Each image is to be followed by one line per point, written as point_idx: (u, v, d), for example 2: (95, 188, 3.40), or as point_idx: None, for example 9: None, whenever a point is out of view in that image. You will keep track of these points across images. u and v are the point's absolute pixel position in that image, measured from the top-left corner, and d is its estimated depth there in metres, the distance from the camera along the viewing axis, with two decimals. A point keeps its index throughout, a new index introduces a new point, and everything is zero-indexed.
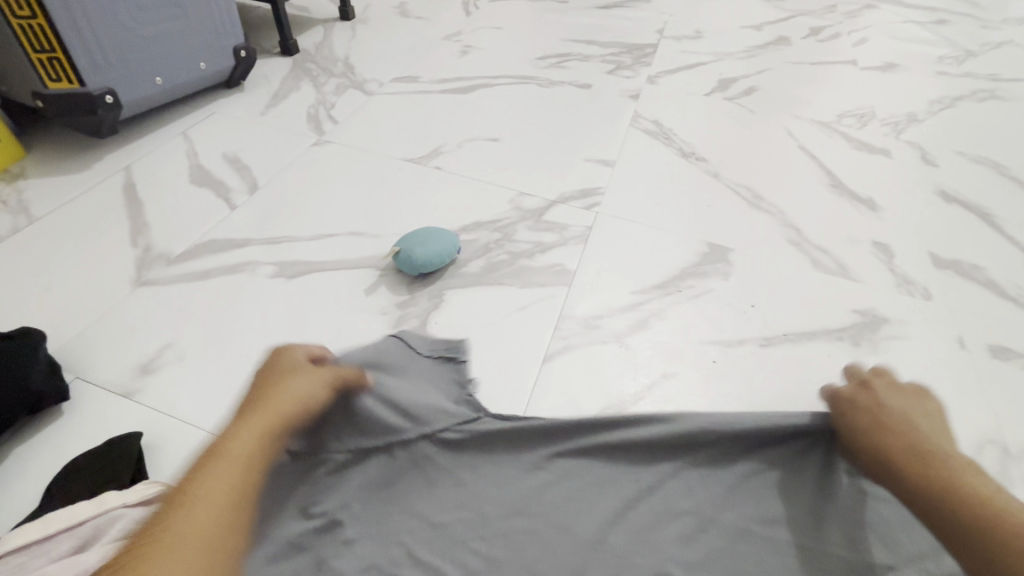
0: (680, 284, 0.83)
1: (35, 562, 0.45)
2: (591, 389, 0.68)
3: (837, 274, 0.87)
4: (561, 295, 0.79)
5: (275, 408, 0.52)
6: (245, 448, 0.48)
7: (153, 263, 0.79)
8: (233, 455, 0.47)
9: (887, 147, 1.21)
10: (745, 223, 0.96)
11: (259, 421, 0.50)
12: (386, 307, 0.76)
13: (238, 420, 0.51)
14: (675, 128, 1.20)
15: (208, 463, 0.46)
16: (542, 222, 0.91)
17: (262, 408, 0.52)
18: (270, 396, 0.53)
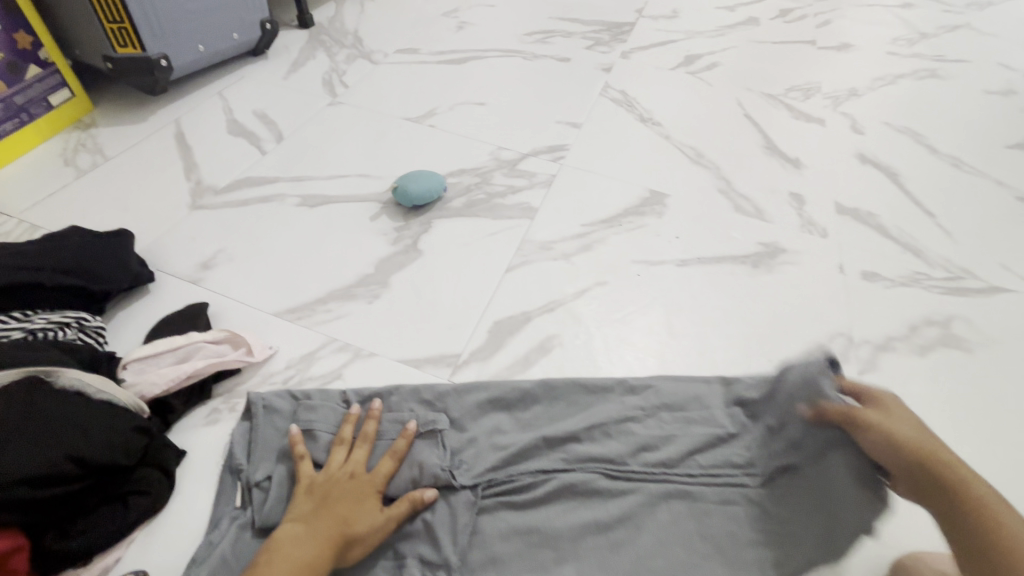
0: (621, 220, 1.03)
1: (150, 368, 0.67)
2: (541, 290, 0.89)
3: (752, 216, 1.08)
4: (524, 225, 1.00)
5: (341, 517, 0.56)
6: (309, 544, 0.53)
7: (204, 193, 1.00)
8: (291, 559, 0.52)
9: (823, 117, 1.39)
10: (684, 175, 1.16)
11: (343, 517, 0.56)
12: (386, 229, 0.96)
13: (300, 524, 0.55)
14: (639, 97, 1.39)
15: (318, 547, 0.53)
16: (515, 171, 1.12)
17: (341, 495, 0.58)
18: (353, 498, 0.58)
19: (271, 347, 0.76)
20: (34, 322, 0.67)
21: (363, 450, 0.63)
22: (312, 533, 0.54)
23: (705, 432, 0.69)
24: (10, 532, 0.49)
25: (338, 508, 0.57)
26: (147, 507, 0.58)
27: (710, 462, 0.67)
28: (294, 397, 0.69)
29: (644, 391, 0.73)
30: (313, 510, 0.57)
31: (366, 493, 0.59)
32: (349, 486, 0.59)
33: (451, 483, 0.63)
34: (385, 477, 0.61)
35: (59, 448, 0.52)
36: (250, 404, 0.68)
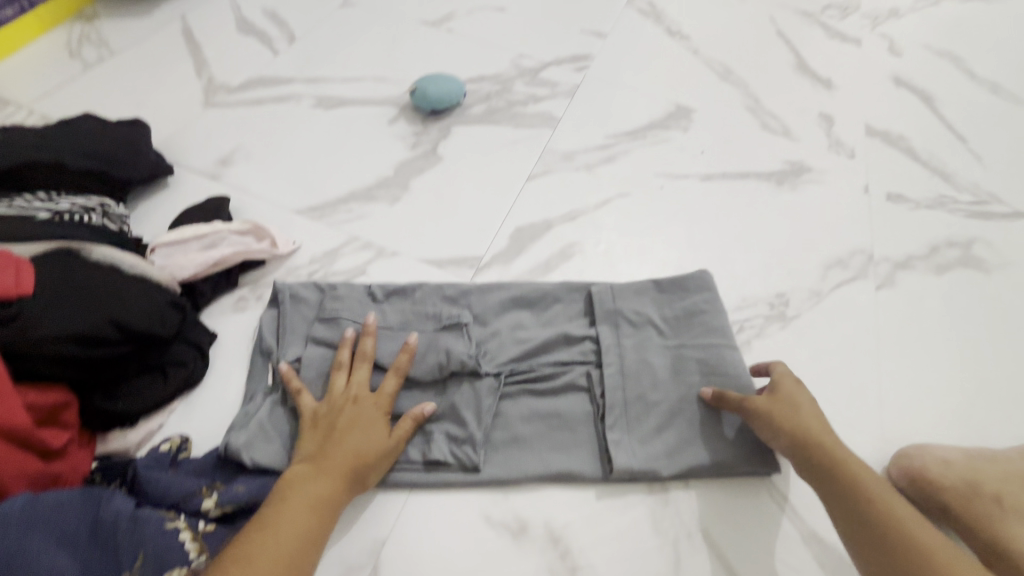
0: (645, 133, 1.00)
1: (178, 253, 0.68)
2: (563, 199, 0.88)
3: (780, 135, 1.05)
4: (546, 134, 0.97)
5: (346, 447, 0.55)
6: (318, 480, 0.52)
7: (217, 91, 0.97)
8: (303, 493, 0.51)
9: (860, 37, 1.32)
10: (712, 91, 1.12)
11: (348, 446, 0.55)
12: (404, 133, 0.94)
13: (308, 459, 0.54)
14: (667, 9, 1.31)
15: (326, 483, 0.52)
16: (537, 80, 1.07)
17: (344, 424, 0.56)
18: (357, 424, 0.57)
19: (295, 243, 0.76)
20: (59, 203, 0.66)
21: (363, 370, 0.61)
22: (320, 467, 0.53)
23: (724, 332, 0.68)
24: (59, 389, 0.51)
25: (342, 437, 0.55)
26: (184, 379, 0.61)
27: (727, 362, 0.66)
28: (321, 289, 0.69)
29: (675, 292, 0.70)
30: (319, 443, 0.55)
31: (370, 416, 0.58)
32: (352, 411, 0.57)
33: (476, 369, 0.65)
34: (389, 397, 0.60)
35: (102, 312, 0.53)
36: (276, 291, 0.68)
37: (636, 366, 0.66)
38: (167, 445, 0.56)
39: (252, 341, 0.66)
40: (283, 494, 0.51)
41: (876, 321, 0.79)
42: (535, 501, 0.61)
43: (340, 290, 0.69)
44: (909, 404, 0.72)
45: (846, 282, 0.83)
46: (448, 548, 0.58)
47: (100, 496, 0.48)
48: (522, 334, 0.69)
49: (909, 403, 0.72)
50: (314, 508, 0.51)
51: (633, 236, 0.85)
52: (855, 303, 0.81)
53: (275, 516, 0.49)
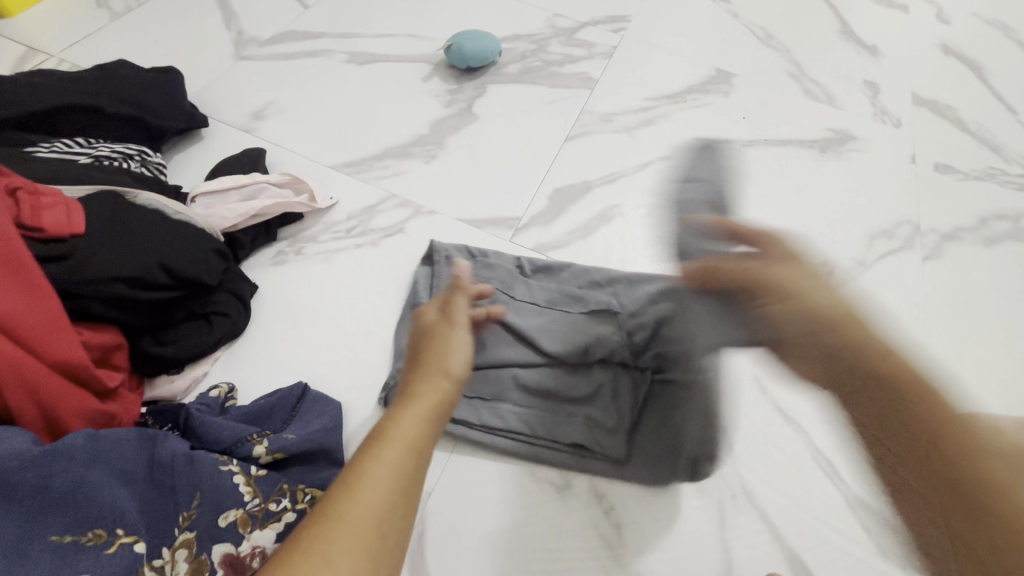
0: (686, 97, 0.97)
1: (218, 203, 0.67)
2: (602, 161, 0.86)
3: (824, 102, 1.01)
4: (584, 95, 0.94)
5: (441, 377, 0.48)
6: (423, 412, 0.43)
7: (246, 44, 0.94)
8: (408, 424, 0.42)
9: (907, 3, 1.26)
10: (754, 56, 1.08)
11: (440, 377, 0.48)
12: (439, 91, 0.91)
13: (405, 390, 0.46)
14: None
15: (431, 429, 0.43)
16: (573, 39, 1.04)
17: (431, 360, 0.49)
18: (446, 356, 0.50)
19: (333, 199, 0.75)
20: (98, 149, 0.65)
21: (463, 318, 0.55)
22: (418, 399, 0.44)
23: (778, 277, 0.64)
24: (111, 331, 0.52)
25: (439, 367, 0.48)
26: (228, 328, 0.60)
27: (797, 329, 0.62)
28: (471, 255, 0.71)
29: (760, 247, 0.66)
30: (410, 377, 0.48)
31: (456, 350, 0.51)
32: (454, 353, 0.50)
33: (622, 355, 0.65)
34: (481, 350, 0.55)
35: (151, 255, 0.52)
36: (431, 251, 0.70)
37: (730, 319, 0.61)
38: (216, 391, 0.56)
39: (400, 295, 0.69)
40: (380, 428, 0.41)
41: (923, 293, 0.77)
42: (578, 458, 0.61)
43: (492, 259, 0.71)
44: (960, 374, 0.69)
45: (892, 252, 0.81)
46: (491, 500, 0.58)
47: (154, 437, 0.48)
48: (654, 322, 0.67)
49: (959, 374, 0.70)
50: (417, 439, 0.41)
51: None
52: (902, 273, 0.78)
53: (376, 449, 0.39)
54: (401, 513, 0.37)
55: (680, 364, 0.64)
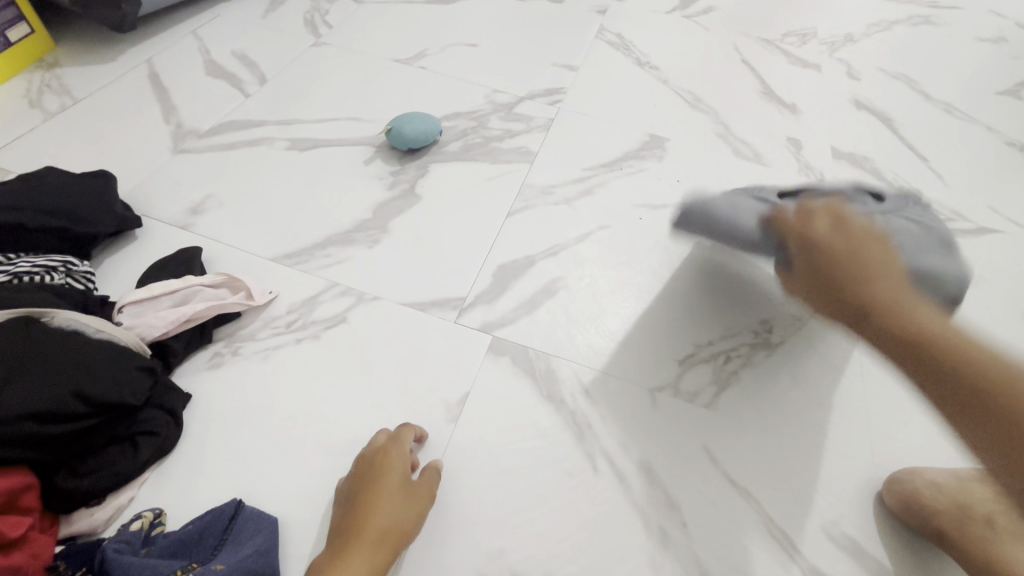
0: (621, 164, 1.01)
1: (148, 311, 0.65)
2: (543, 235, 0.87)
3: (751, 160, 1.07)
4: (524, 170, 0.97)
5: (375, 539, 0.52)
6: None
7: (186, 136, 0.95)
8: None
9: (819, 63, 1.37)
10: (683, 120, 1.14)
11: (368, 542, 0.52)
12: (381, 174, 0.93)
13: (336, 546, 0.52)
14: (635, 40, 1.34)
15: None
16: (512, 114, 1.08)
17: (366, 520, 0.53)
18: (376, 503, 0.54)
19: (271, 292, 0.74)
20: (17, 266, 0.63)
21: (399, 454, 0.58)
22: (353, 561, 0.50)
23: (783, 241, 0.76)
24: (21, 470, 0.49)
25: (365, 525, 0.53)
26: (156, 448, 0.57)
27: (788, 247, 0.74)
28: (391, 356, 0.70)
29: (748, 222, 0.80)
30: (342, 534, 0.53)
31: (390, 500, 0.55)
32: (396, 486, 0.56)
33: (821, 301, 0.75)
34: (403, 465, 0.58)
35: (64, 384, 0.51)
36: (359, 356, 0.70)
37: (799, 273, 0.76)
38: (138, 523, 0.53)
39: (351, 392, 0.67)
40: None
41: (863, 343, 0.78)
42: (528, 554, 0.58)
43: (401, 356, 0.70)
44: (897, 426, 0.71)
45: None
46: None
47: None
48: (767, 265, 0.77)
49: (902, 426, 0.71)
50: None
51: (616, 268, 0.84)
52: None
53: None
54: None
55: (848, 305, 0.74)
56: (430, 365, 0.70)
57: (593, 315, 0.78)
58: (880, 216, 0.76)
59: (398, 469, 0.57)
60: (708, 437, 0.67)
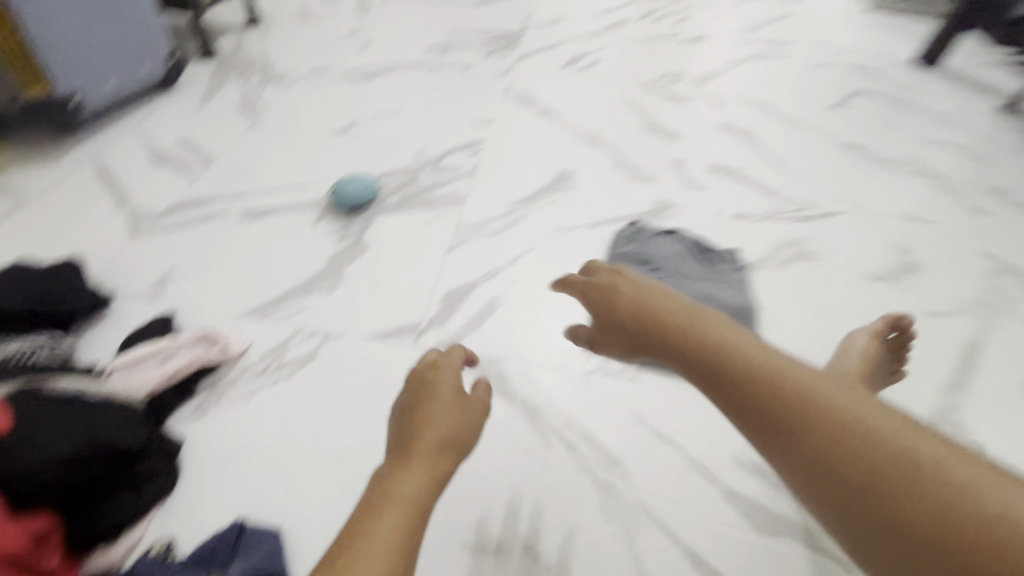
0: (538, 197, 1.19)
1: (136, 371, 0.73)
2: (480, 262, 1.02)
3: (645, 181, 1.28)
4: (456, 211, 1.13)
5: (430, 449, 0.50)
6: (417, 485, 0.47)
7: (143, 219, 1.04)
8: (401, 494, 0.46)
9: (690, 96, 1.64)
10: (586, 155, 1.35)
11: (423, 456, 0.50)
12: (330, 230, 1.05)
13: (395, 463, 0.49)
14: (537, 94, 1.56)
15: (417, 494, 0.47)
16: (439, 166, 1.24)
17: (420, 437, 0.51)
18: (428, 418, 0.53)
19: (246, 342, 0.83)
20: (9, 345, 0.69)
21: (450, 369, 0.58)
22: (413, 469, 0.48)
23: (679, 260, 1.01)
24: (46, 515, 0.56)
25: (418, 440, 0.51)
26: (161, 485, 0.65)
27: (679, 273, 0.98)
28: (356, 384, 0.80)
29: (647, 249, 1.03)
30: (397, 450, 0.50)
31: (445, 412, 0.54)
32: (447, 399, 0.55)
33: (724, 292, 0.96)
34: (451, 378, 0.57)
35: (81, 437, 0.58)
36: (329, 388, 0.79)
37: (697, 274, 0.99)
38: (155, 549, 0.61)
39: (329, 416, 0.76)
40: (377, 502, 0.46)
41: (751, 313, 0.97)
42: (502, 520, 0.69)
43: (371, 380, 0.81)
44: None
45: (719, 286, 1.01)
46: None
47: None
48: (679, 272, 0.98)
49: None
50: (411, 507, 0.46)
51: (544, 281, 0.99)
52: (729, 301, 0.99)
53: (379, 514, 0.45)
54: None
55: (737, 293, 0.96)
56: (398, 384, 0.81)
57: (530, 322, 0.92)
58: (720, 253, 1.04)
59: (450, 393, 0.55)
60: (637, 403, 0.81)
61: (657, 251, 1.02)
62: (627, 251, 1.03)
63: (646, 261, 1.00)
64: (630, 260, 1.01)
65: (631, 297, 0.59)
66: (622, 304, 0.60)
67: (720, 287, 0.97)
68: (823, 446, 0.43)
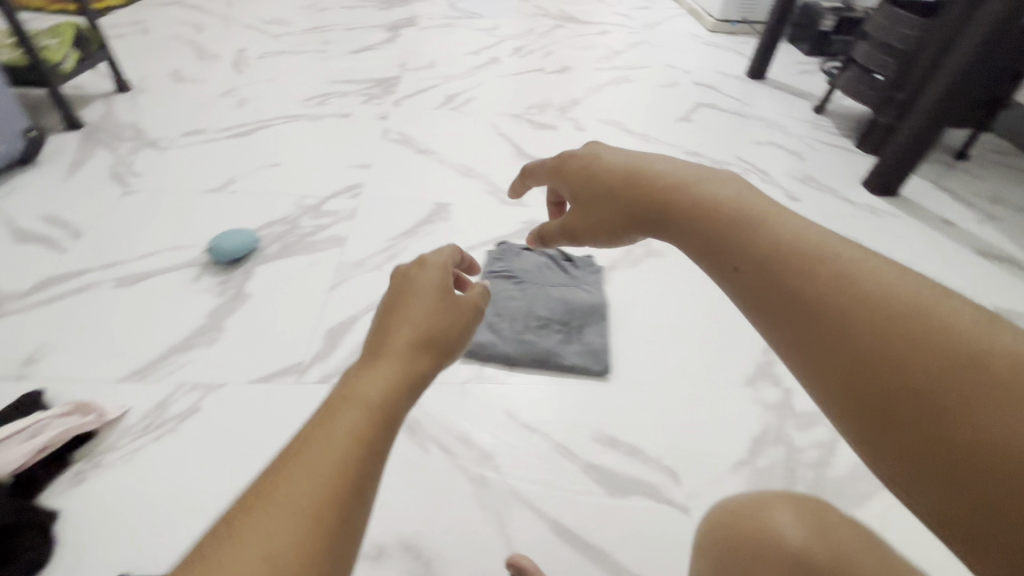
0: (416, 230, 1.28)
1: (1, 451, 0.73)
2: (361, 297, 1.09)
3: (515, 204, 1.41)
4: (337, 252, 1.19)
5: (403, 349, 0.46)
6: (386, 379, 0.43)
7: (6, 299, 1.02)
8: (363, 394, 0.41)
9: (555, 124, 1.83)
10: (461, 186, 1.47)
11: (392, 355, 0.45)
12: (210, 286, 1.08)
13: (365, 359, 0.45)
14: (414, 134, 1.68)
15: (383, 392, 0.42)
16: (320, 212, 1.31)
17: (391, 336, 0.47)
18: (404, 315, 0.49)
19: (125, 407, 0.85)
20: None
21: (435, 271, 0.54)
22: (379, 369, 0.43)
23: (540, 270, 1.14)
24: None
25: (391, 340, 0.46)
26: (33, 555, 0.67)
27: (540, 281, 1.11)
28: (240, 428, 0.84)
29: (511, 264, 1.15)
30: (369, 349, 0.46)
31: (424, 312, 0.49)
32: (427, 298, 0.51)
33: (580, 292, 1.10)
34: (435, 276, 0.53)
35: None
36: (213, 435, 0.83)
37: (556, 280, 1.12)
38: None
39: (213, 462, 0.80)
40: (337, 403, 0.41)
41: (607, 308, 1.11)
42: (386, 528, 0.75)
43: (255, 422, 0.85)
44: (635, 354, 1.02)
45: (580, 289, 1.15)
46: None
47: None
48: (541, 281, 1.11)
49: (636, 353, 1.02)
50: (373, 410, 0.41)
51: None
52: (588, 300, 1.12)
53: (336, 415, 0.40)
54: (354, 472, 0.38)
55: (591, 291, 1.11)
56: (283, 421, 0.85)
57: None
58: (575, 259, 1.19)
59: (429, 296, 0.51)
60: (508, 402, 0.91)
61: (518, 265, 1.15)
62: (494, 269, 1.14)
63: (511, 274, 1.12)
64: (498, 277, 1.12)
65: (615, 170, 0.56)
66: (608, 173, 0.57)
67: (575, 288, 1.11)
68: (816, 292, 0.42)
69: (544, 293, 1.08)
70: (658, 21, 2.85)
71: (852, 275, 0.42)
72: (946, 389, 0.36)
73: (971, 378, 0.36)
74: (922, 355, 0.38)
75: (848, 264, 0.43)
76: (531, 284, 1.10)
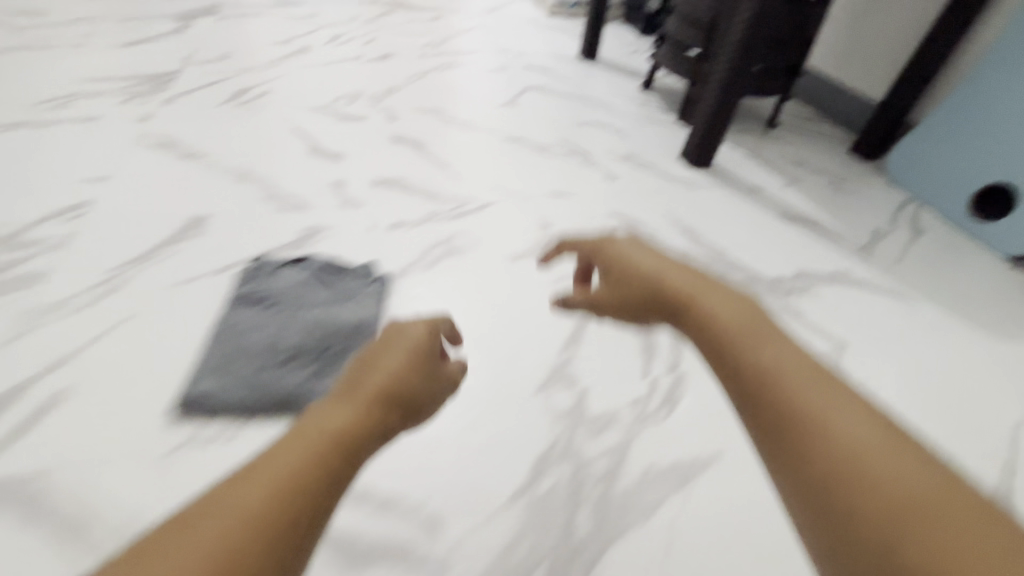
0: (153, 253, 1.03)
1: None
2: (47, 353, 0.83)
3: (295, 209, 1.20)
4: (26, 297, 0.91)
5: (367, 394, 0.44)
6: (345, 422, 0.41)
7: None
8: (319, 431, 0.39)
9: (364, 115, 1.63)
10: (230, 194, 1.22)
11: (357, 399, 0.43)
12: None
13: (337, 396, 0.44)
14: (181, 136, 1.39)
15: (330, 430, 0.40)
16: (16, 244, 1.01)
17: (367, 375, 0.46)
18: (383, 355, 0.49)
19: None
20: None
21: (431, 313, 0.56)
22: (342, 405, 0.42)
23: (300, 289, 0.95)
24: None
25: (365, 382, 0.45)
26: None
27: (297, 304, 0.92)
28: None
29: (265, 286, 0.95)
30: (349, 384, 0.46)
31: (394, 357, 0.48)
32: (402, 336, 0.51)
33: (346, 312, 0.92)
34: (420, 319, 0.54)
35: None
36: None
37: (318, 300, 0.94)
38: None
39: None
40: (299, 436, 0.38)
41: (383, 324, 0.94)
42: None
43: None
44: None
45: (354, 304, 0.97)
46: None
47: None
48: (297, 304, 0.92)
49: None
50: (315, 452, 0.37)
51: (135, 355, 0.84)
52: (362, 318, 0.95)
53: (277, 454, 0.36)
54: (278, 517, 0.33)
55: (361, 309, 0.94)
56: None
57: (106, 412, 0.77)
58: (351, 270, 1.01)
59: (424, 344, 0.51)
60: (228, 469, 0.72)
61: (276, 285, 0.95)
62: (242, 292, 0.93)
63: (261, 298, 0.92)
64: (242, 305, 0.92)
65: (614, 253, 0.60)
66: (630, 261, 0.57)
67: (342, 307, 0.93)
68: (806, 411, 0.38)
69: (297, 319, 0.89)
70: (497, 4, 2.73)
71: (835, 416, 0.37)
72: (867, 484, 0.34)
73: (896, 493, 0.33)
74: (889, 473, 0.34)
75: (848, 413, 0.38)
76: (284, 310, 0.91)
